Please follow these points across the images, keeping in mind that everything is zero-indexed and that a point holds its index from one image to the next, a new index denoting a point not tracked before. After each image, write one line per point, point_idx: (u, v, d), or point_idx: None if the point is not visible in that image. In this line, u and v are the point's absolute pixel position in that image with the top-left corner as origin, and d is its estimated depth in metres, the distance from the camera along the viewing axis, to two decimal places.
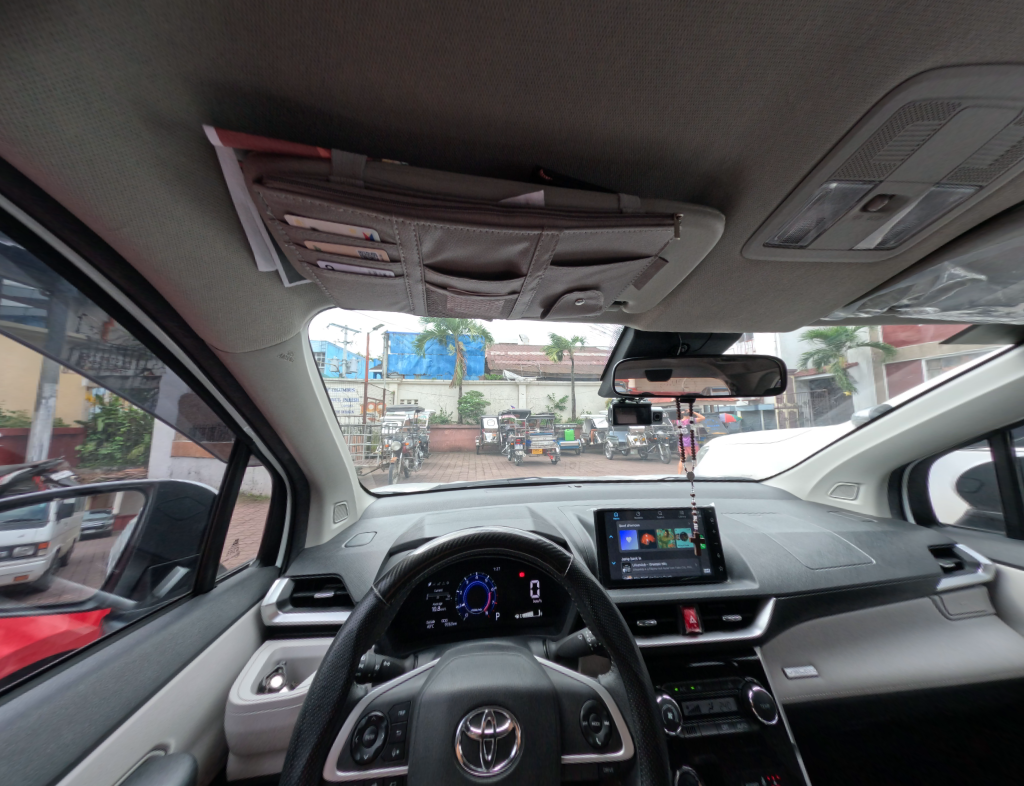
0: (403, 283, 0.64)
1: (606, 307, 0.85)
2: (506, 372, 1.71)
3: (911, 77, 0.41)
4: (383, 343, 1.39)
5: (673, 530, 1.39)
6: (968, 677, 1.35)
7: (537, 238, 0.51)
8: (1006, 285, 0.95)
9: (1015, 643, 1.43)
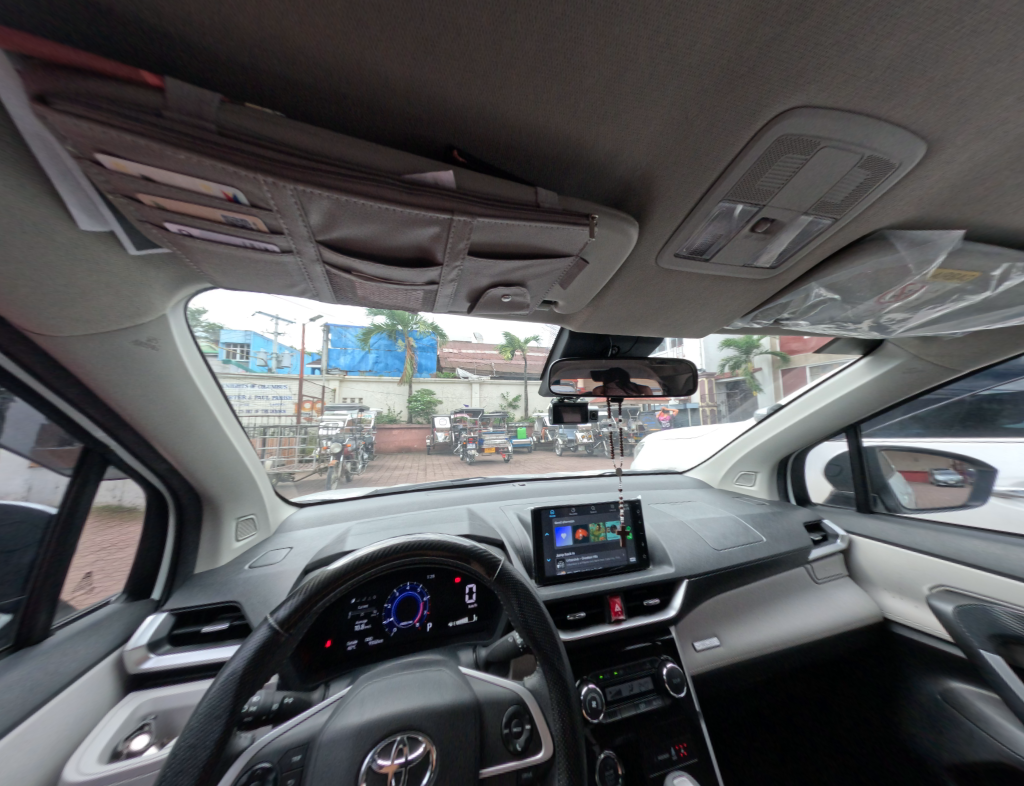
0: (294, 260, 0.57)
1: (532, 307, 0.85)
2: (459, 370, 1.65)
3: (785, 110, 0.48)
4: (325, 339, 1.34)
5: (606, 523, 1.46)
6: (832, 632, 1.62)
7: (448, 224, 0.48)
8: (856, 306, 1.16)
9: (861, 598, 1.76)
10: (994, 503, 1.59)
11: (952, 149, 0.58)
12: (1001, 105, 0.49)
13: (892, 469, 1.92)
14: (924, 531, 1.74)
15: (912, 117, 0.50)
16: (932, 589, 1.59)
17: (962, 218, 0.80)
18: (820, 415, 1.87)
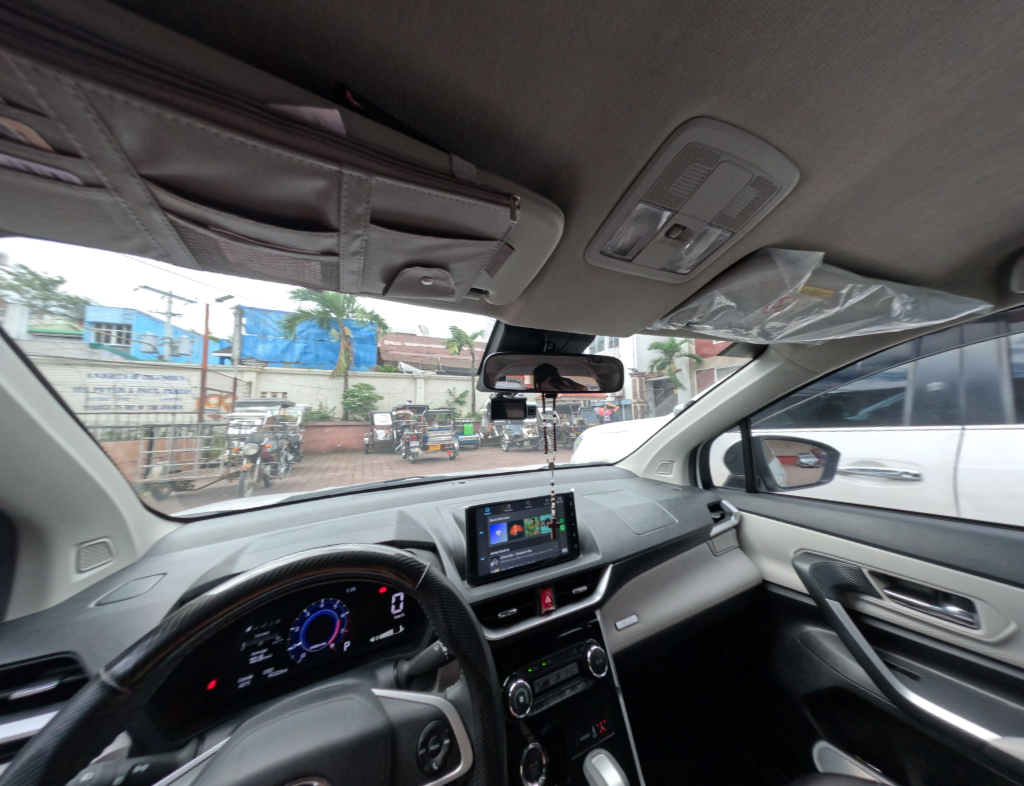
0: (116, 201, 0.49)
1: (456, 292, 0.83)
2: (404, 365, 1.95)
3: (692, 117, 0.53)
4: (239, 322, 1.44)
5: (539, 517, 1.48)
6: (725, 596, 1.88)
7: (336, 178, 0.47)
8: (748, 313, 1.33)
9: (747, 565, 2.07)
10: (839, 479, 1.96)
11: (822, 176, 0.72)
12: (853, 146, 0.65)
13: (771, 454, 2.26)
14: (790, 503, 2.07)
15: (788, 147, 0.62)
16: (796, 552, 1.93)
17: (820, 241, 0.97)
18: (722, 411, 2.13)
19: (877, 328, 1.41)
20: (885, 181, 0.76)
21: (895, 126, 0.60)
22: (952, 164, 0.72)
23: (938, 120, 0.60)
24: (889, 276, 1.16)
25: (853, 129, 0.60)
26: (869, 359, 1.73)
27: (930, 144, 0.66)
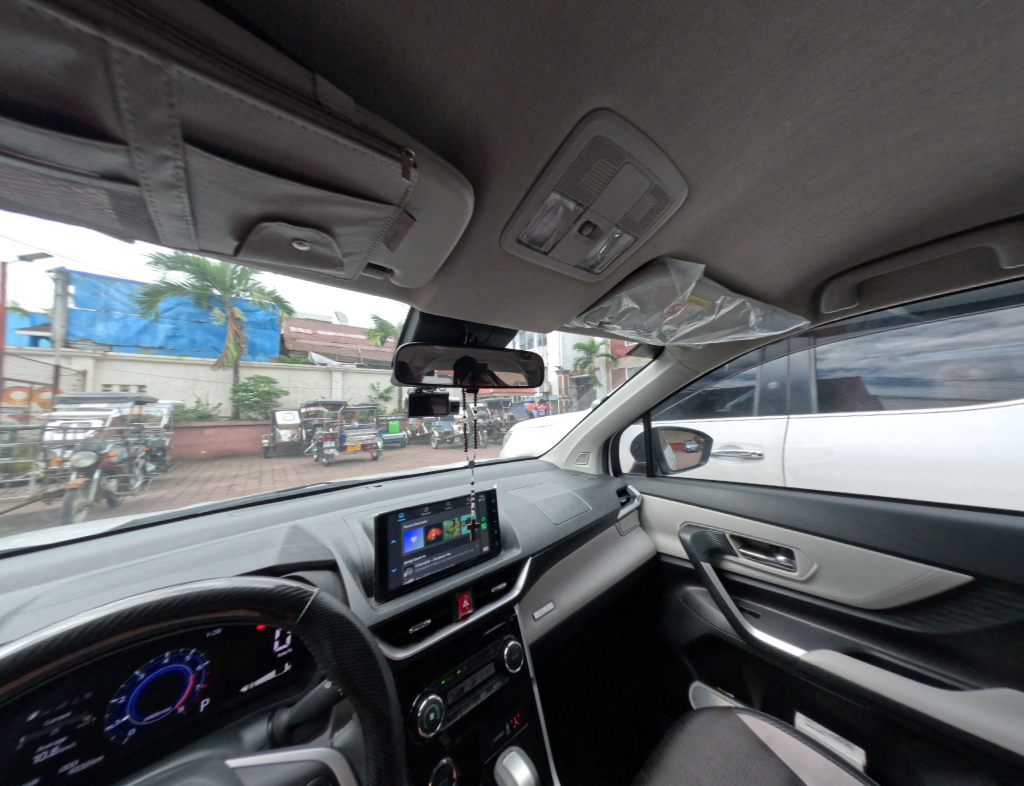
0: None
1: (353, 276, 0.82)
2: (312, 354, 1.59)
3: (598, 109, 0.54)
4: (60, 286, 1.03)
5: (459, 517, 1.41)
6: (628, 571, 2.09)
7: (97, 52, 0.32)
8: (650, 317, 1.46)
9: (645, 541, 2.35)
10: (710, 464, 2.32)
11: (706, 193, 0.84)
12: (727, 169, 0.76)
13: (665, 443, 2.57)
14: (678, 485, 2.36)
15: (678, 160, 0.69)
16: (682, 525, 2.24)
17: (701, 255, 1.11)
18: (628, 405, 2.34)
19: (739, 336, 1.69)
20: (748, 205, 0.91)
21: (754, 154, 0.72)
22: (792, 196, 0.88)
23: (784, 157, 0.75)
24: (748, 292, 1.39)
25: (727, 154, 0.71)
26: (732, 363, 2.07)
27: (777, 177, 0.81)
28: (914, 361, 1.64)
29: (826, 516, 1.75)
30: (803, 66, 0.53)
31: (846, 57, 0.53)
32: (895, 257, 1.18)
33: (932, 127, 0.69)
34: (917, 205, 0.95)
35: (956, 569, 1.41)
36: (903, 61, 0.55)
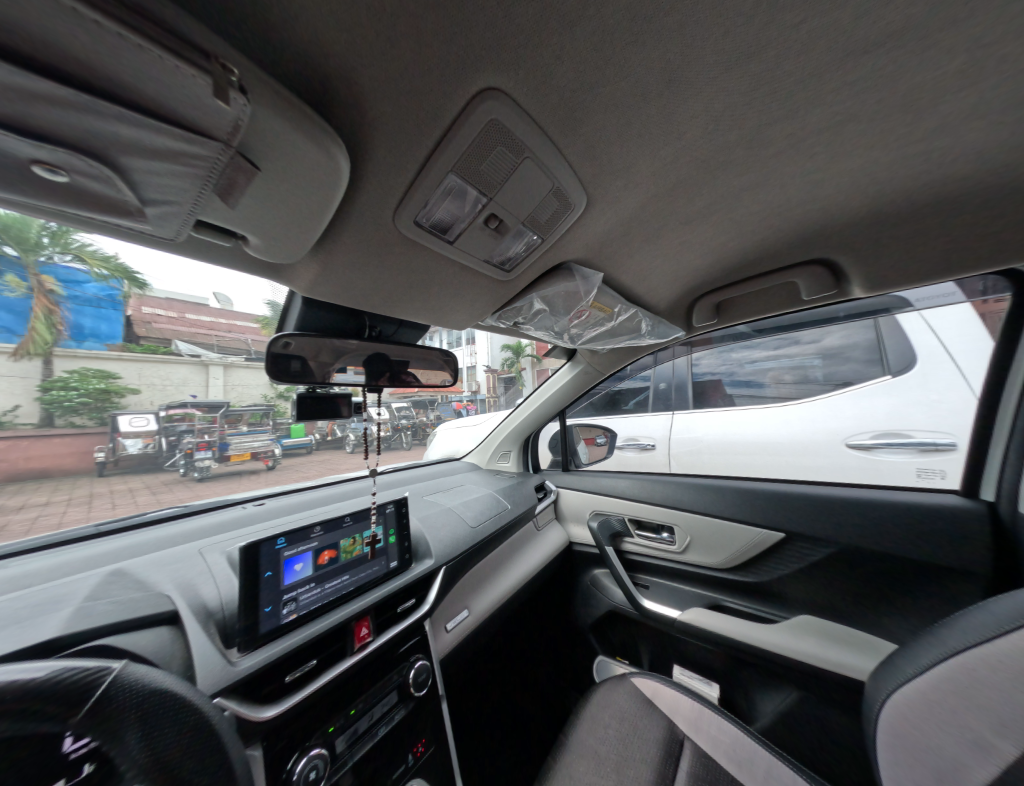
0: None
1: (176, 237, 0.65)
2: (176, 342, 1.18)
3: (488, 88, 0.50)
4: None
5: (359, 536, 1.24)
6: (542, 565, 2.16)
7: None
8: (561, 319, 1.51)
9: (560, 533, 2.46)
10: (615, 456, 2.56)
11: (603, 204, 0.89)
12: (619, 183, 0.82)
13: (580, 439, 2.72)
14: (589, 477, 2.54)
15: (576, 165, 0.71)
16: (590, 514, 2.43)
17: (602, 264, 1.20)
18: (546, 405, 2.42)
19: (633, 342, 1.85)
20: (637, 221, 1.00)
21: (638, 172, 0.79)
22: (671, 217, 1.00)
23: (664, 179, 0.83)
24: (639, 303, 1.56)
25: (618, 167, 0.75)
26: (633, 367, 2.30)
27: (659, 198, 0.90)
28: (754, 368, 2.16)
29: (699, 497, 2.07)
30: (673, 95, 0.59)
31: (702, 96, 0.60)
32: (743, 282, 1.45)
33: (765, 173, 0.85)
34: (757, 239, 1.17)
35: (781, 531, 1.81)
36: (742, 111, 0.65)
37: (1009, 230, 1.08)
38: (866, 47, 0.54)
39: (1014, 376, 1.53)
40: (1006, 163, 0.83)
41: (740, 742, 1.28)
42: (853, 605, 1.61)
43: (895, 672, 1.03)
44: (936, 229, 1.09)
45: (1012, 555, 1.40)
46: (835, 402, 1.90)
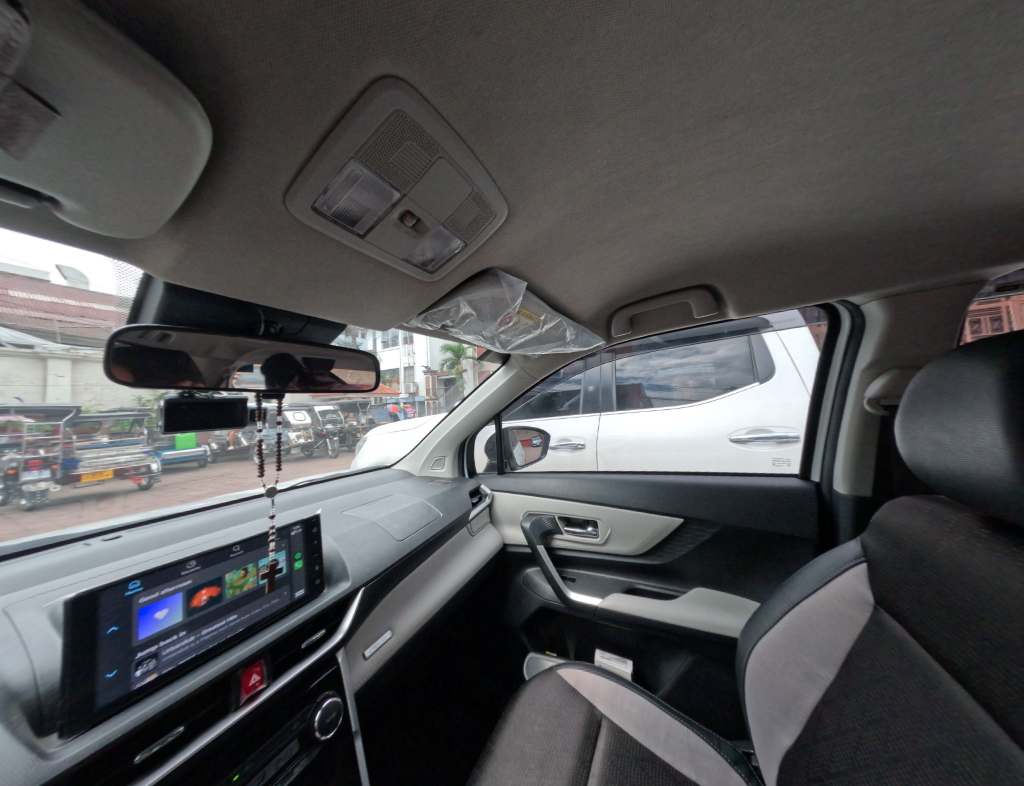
0: None
1: None
2: None
3: (384, 78, 0.45)
4: None
5: (251, 568, 1.05)
6: (475, 571, 2.11)
7: None
8: (488, 324, 1.50)
9: (494, 535, 2.46)
10: (550, 455, 2.66)
11: (524, 216, 0.91)
12: (538, 197, 0.84)
13: (516, 441, 2.74)
14: (524, 478, 2.57)
15: (494, 172, 0.72)
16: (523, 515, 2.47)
17: (526, 272, 1.23)
18: (481, 409, 2.40)
19: (559, 349, 1.92)
20: (557, 236, 1.05)
21: (557, 186, 0.82)
22: (587, 235, 1.08)
23: (578, 198, 0.89)
24: (562, 311, 1.63)
25: (536, 180, 0.78)
26: (568, 369, 2.36)
27: (575, 216, 0.96)
28: (665, 374, 2.54)
29: (620, 491, 2.25)
30: (581, 118, 0.62)
31: (605, 122, 0.64)
32: (653, 298, 1.63)
33: (661, 204, 0.97)
34: (665, 261, 1.32)
35: (681, 515, 2.08)
36: (644, 141, 0.71)
37: (829, 274, 1.40)
38: (730, 110, 0.65)
39: (822, 393, 1.95)
40: (825, 221, 1.08)
41: (649, 712, 1.41)
42: (731, 574, 1.93)
43: (758, 625, 1.26)
44: (790, 266, 1.36)
45: (830, 523, 1.83)
46: (720, 405, 2.36)
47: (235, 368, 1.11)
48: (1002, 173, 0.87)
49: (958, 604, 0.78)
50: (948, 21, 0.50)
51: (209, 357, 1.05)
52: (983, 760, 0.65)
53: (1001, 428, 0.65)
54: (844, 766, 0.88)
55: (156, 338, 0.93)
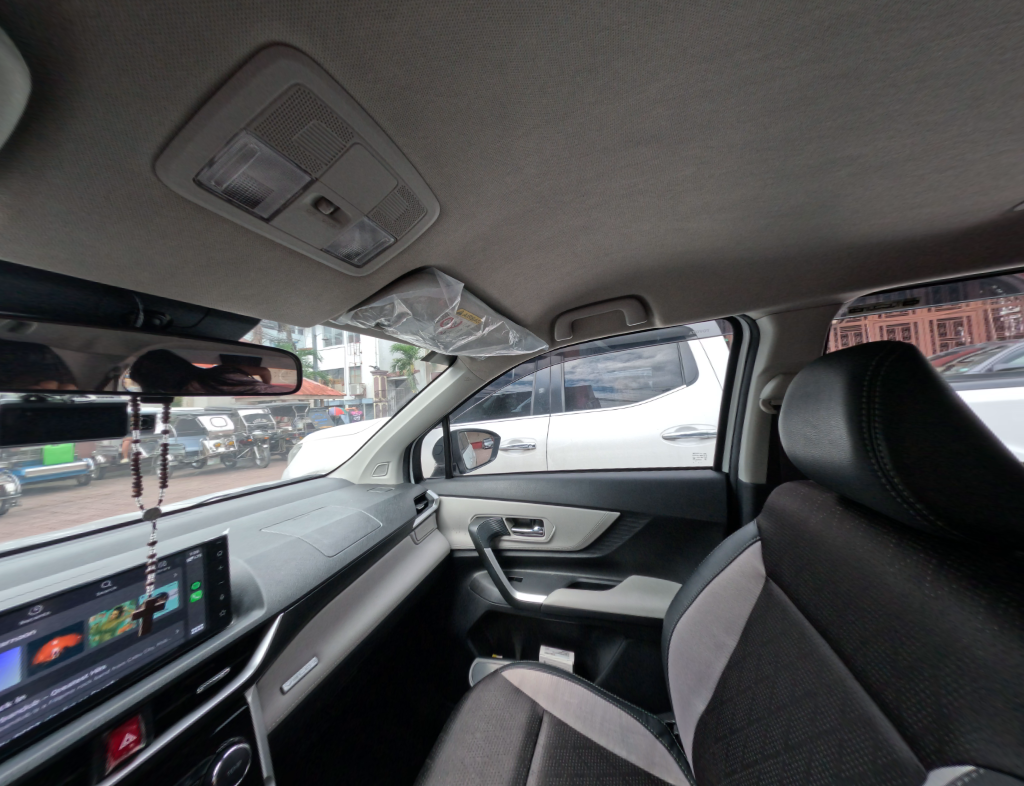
0: None
1: None
2: None
3: (273, 43, 0.40)
4: None
5: (126, 606, 0.88)
6: (419, 582, 2.01)
7: None
8: (426, 324, 1.45)
9: (441, 541, 2.38)
10: (500, 456, 2.66)
11: (457, 216, 0.90)
12: (470, 198, 0.83)
13: (466, 444, 2.70)
14: (472, 481, 2.54)
15: (420, 166, 0.69)
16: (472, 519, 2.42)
17: (465, 273, 1.22)
18: (427, 411, 2.31)
19: (504, 352, 1.92)
20: (494, 239, 1.05)
21: (492, 187, 0.81)
22: (524, 241, 1.10)
23: (513, 204, 0.90)
24: (504, 312, 1.63)
25: (467, 181, 0.77)
26: (519, 369, 2.37)
27: (511, 221, 0.98)
28: (610, 377, 2.71)
29: (564, 489, 2.33)
30: (507, 120, 0.62)
31: (532, 128, 0.65)
32: (594, 305, 1.72)
33: (593, 217, 1.02)
34: (602, 270, 1.39)
35: (617, 509, 2.21)
36: (573, 152, 0.73)
37: (738, 291, 1.61)
38: (643, 137, 0.71)
39: (731, 393, 2.22)
40: (731, 245, 1.23)
41: (587, 701, 1.47)
42: (661, 561, 2.11)
43: (679, 604, 1.40)
44: (707, 282, 1.52)
45: (737, 508, 2.09)
46: (655, 405, 2.58)
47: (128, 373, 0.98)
48: (853, 217, 1.07)
49: (815, 567, 0.94)
50: (804, 84, 0.60)
51: (87, 352, 0.91)
52: (834, 696, 0.78)
53: (844, 421, 0.80)
54: (742, 720, 1.00)
55: (6, 330, 0.76)
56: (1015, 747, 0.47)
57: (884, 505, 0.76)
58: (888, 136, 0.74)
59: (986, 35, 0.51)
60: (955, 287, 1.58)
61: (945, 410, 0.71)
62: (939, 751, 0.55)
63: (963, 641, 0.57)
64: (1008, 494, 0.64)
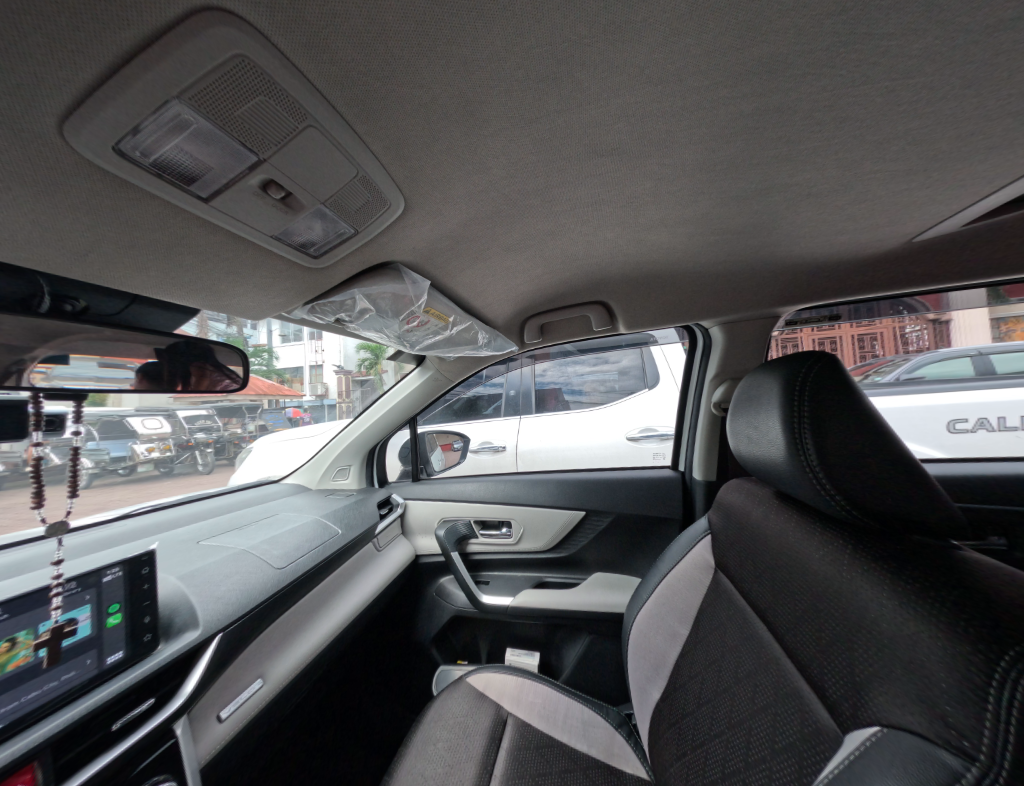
0: None
1: None
2: None
3: (210, 6, 0.35)
4: None
5: (21, 637, 0.75)
6: (381, 591, 1.92)
7: None
8: (391, 322, 1.40)
9: (405, 546, 2.30)
10: (470, 458, 2.61)
11: (423, 211, 0.88)
12: (437, 195, 0.82)
13: (434, 445, 2.61)
14: (439, 484, 2.48)
15: (382, 157, 0.66)
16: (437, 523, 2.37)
17: (432, 271, 1.19)
18: (393, 411, 2.21)
19: (473, 352, 1.89)
20: (462, 238, 1.04)
21: (460, 183, 0.79)
22: (494, 241, 1.10)
23: (481, 204, 0.90)
24: (474, 313, 1.61)
25: (434, 177, 0.75)
26: (490, 369, 2.35)
27: (479, 221, 0.97)
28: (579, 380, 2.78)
29: (532, 490, 2.35)
30: (475, 117, 0.61)
31: (501, 130, 0.65)
32: (563, 309, 1.75)
33: (562, 223, 1.05)
34: (571, 275, 1.43)
35: (583, 508, 2.26)
36: (543, 155, 0.74)
37: (695, 302, 1.72)
38: (605, 149, 0.74)
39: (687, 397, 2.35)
40: (689, 259, 1.32)
41: (549, 699, 1.49)
42: (624, 558, 2.19)
43: (638, 597, 1.46)
44: (667, 292, 1.62)
45: (690, 506, 2.22)
46: (620, 408, 2.69)
47: (40, 361, 0.88)
48: (792, 239, 1.19)
49: (757, 557, 1.02)
50: (746, 115, 0.65)
51: None
52: (771, 674, 0.84)
53: (778, 422, 0.87)
54: (692, 704, 1.05)
55: None
56: (905, 704, 0.53)
57: (810, 498, 0.83)
58: (814, 170, 0.83)
59: (890, 85, 0.59)
60: (873, 306, 1.80)
61: (858, 412, 0.81)
62: (851, 716, 0.62)
63: (871, 616, 0.64)
64: (906, 488, 0.74)
